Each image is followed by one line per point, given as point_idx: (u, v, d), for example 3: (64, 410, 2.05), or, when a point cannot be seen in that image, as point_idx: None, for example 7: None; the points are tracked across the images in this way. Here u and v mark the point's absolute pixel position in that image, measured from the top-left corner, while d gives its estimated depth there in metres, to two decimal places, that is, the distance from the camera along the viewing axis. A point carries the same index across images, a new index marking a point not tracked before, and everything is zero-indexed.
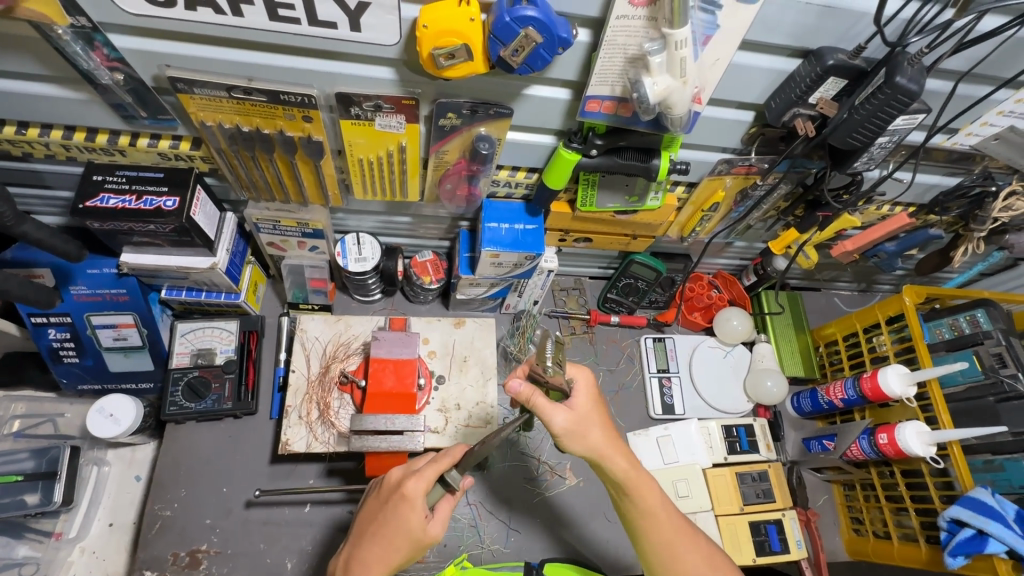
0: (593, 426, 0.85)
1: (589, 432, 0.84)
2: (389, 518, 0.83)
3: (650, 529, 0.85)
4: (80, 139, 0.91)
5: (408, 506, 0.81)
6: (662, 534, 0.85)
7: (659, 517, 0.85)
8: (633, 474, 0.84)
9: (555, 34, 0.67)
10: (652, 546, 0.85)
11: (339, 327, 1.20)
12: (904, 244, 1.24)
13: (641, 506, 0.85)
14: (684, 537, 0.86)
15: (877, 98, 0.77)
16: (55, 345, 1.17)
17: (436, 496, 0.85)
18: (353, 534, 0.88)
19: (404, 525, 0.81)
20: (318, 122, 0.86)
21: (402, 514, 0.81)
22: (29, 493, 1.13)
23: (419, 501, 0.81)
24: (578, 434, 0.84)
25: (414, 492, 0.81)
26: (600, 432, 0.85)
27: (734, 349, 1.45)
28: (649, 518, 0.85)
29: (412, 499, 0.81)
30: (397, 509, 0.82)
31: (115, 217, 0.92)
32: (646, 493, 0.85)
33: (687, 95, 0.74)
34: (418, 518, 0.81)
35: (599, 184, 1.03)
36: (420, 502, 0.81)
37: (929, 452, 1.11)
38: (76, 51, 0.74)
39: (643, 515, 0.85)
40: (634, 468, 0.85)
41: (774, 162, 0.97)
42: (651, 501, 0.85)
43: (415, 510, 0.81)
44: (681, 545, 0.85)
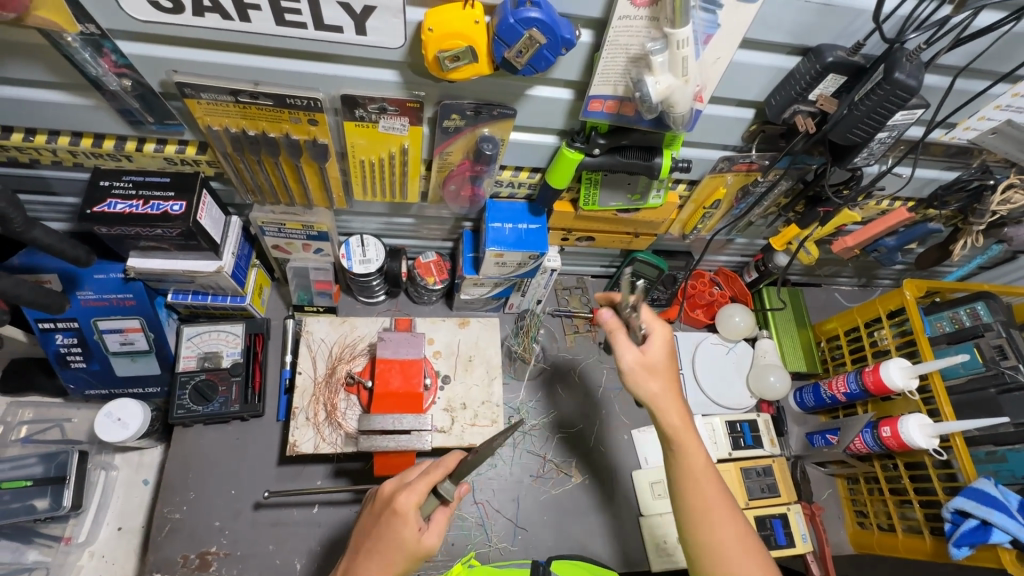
0: (661, 370, 0.88)
1: (657, 374, 0.88)
2: (383, 533, 0.83)
3: (694, 491, 0.86)
4: (87, 146, 0.92)
5: (401, 520, 0.82)
6: (705, 495, 0.86)
7: (706, 478, 0.86)
8: (682, 429, 0.87)
9: (559, 35, 0.68)
10: (693, 503, 0.86)
11: (344, 329, 1.21)
12: (904, 238, 1.25)
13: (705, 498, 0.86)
14: (725, 506, 0.86)
15: (876, 94, 0.78)
16: (62, 351, 1.18)
17: (431, 506, 0.86)
18: (350, 551, 0.89)
19: (398, 539, 0.82)
20: (324, 125, 0.87)
21: (394, 530, 0.82)
22: (39, 498, 1.14)
23: (412, 514, 0.82)
24: (646, 373, 0.88)
25: (407, 506, 0.82)
26: (664, 385, 0.88)
27: (737, 345, 1.46)
28: (697, 478, 0.86)
29: (404, 513, 0.82)
30: (392, 525, 0.83)
31: (123, 222, 0.93)
32: (694, 453, 0.87)
33: (689, 94, 0.75)
34: (413, 530, 0.82)
35: (601, 183, 1.04)
36: (413, 516, 0.82)
37: (932, 444, 1.12)
38: (85, 58, 0.75)
39: (690, 476, 0.87)
40: (687, 424, 0.88)
41: (774, 159, 0.98)
42: (700, 461, 0.87)
43: (409, 524, 0.82)
44: (723, 512, 0.85)
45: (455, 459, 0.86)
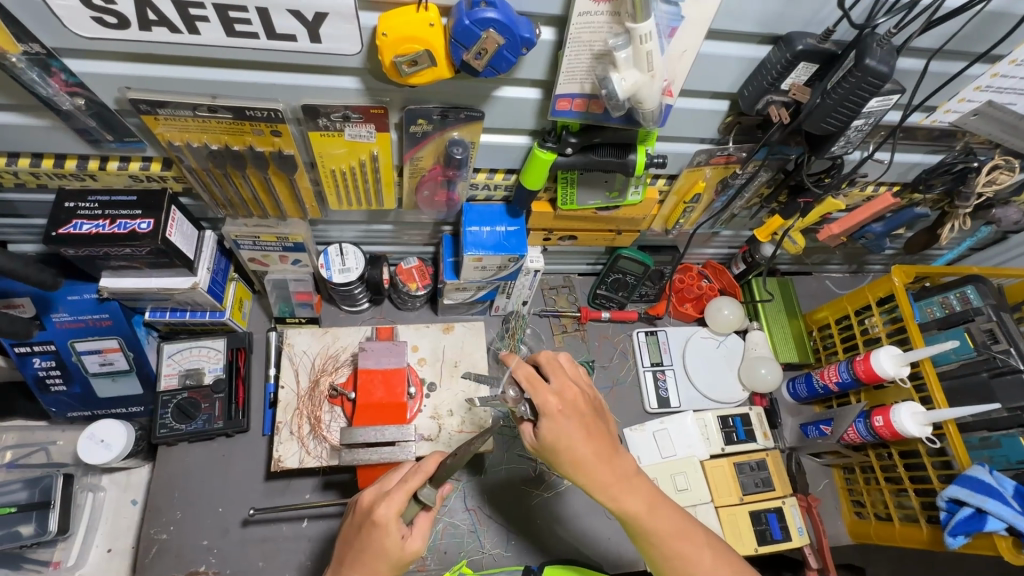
0: (568, 442, 0.81)
1: (565, 452, 0.82)
2: (364, 545, 0.81)
3: (653, 547, 0.85)
4: (48, 166, 0.90)
5: (382, 530, 0.80)
6: (667, 549, 0.84)
7: (659, 530, 0.84)
8: (610, 494, 0.83)
9: (517, 35, 0.66)
10: (660, 556, 0.85)
11: (326, 339, 1.19)
12: (891, 224, 1.22)
13: (666, 549, 0.84)
14: (690, 545, 0.84)
15: (848, 82, 0.76)
16: (41, 374, 1.16)
17: (412, 512, 0.83)
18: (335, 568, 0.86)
19: (380, 551, 0.80)
20: (287, 136, 0.85)
21: (377, 540, 0.80)
22: (24, 524, 1.13)
23: (392, 524, 0.80)
24: (557, 455, 0.82)
25: (386, 517, 0.80)
26: (591, 453, 0.82)
27: (727, 338, 1.44)
28: (648, 536, 0.84)
29: (384, 524, 0.80)
30: (372, 538, 0.81)
31: (90, 243, 0.91)
32: (632, 510, 0.83)
33: (656, 89, 0.73)
34: (395, 540, 0.80)
35: (578, 182, 1.02)
36: (392, 525, 0.80)
37: (925, 432, 1.11)
38: (33, 79, 0.73)
39: (644, 535, 0.85)
40: (614, 485, 0.83)
41: (752, 151, 0.96)
42: (643, 521, 0.84)
43: (390, 533, 0.80)
44: (691, 554, 0.84)
45: (433, 464, 0.84)
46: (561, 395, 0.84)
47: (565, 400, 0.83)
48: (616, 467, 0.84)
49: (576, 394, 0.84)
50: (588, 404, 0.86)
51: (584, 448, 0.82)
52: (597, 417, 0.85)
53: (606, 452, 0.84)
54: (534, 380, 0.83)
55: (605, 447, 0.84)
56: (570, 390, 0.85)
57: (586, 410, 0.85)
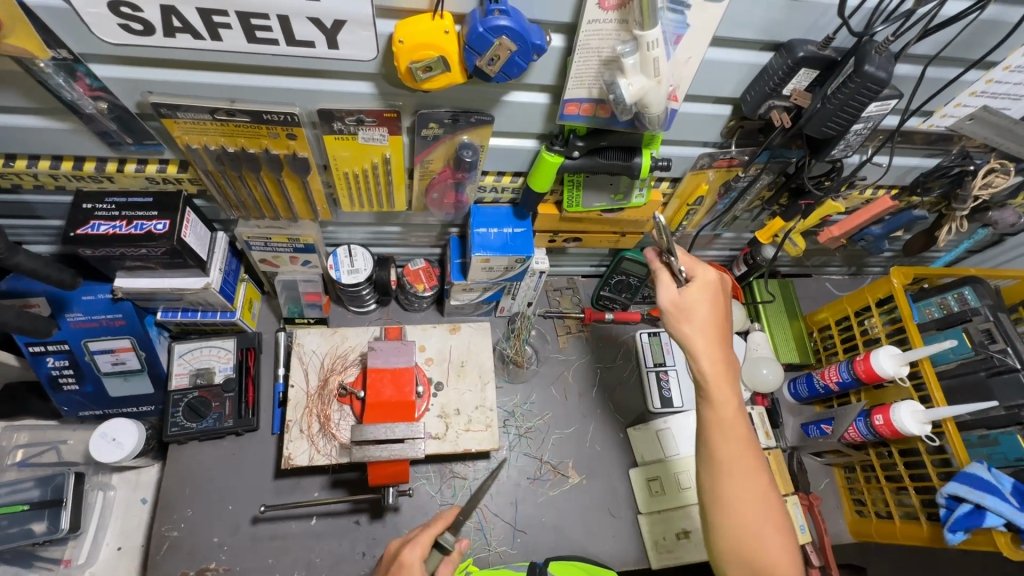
0: (704, 311, 0.88)
1: (700, 318, 0.88)
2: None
3: (722, 445, 0.85)
4: (67, 168, 0.92)
5: (404, 573, 0.82)
6: (729, 449, 0.85)
7: (737, 434, 0.85)
8: (716, 375, 0.86)
9: (529, 42, 0.68)
10: (721, 455, 0.85)
11: (335, 339, 1.21)
12: (889, 226, 1.25)
13: (734, 445, 0.85)
14: (751, 462, 0.85)
15: (847, 88, 0.79)
16: (54, 373, 1.18)
17: (435, 560, 0.85)
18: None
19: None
20: (302, 139, 0.87)
21: None
22: (36, 522, 1.14)
23: (417, 566, 0.83)
24: (692, 316, 0.88)
25: (412, 558, 0.83)
26: (719, 336, 0.87)
27: (729, 339, 1.46)
28: (726, 433, 0.85)
29: (407, 566, 0.82)
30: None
31: (107, 243, 0.93)
32: (723, 400, 0.86)
33: (662, 94, 0.75)
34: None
35: (584, 185, 1.04)
36: (415, 567, 0.82)
37: (925, 431, 1.13)
38: (59, 83, 0.75)
39: (721, 429, 0.86)
40: (724, 368, 0.87)
41: (754, 154, 0.98)
42: (728, 414, 0.86)
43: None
44: (744, 470, 0.84)
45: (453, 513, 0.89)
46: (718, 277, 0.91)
47: (720, 279, 0.90)
48: (727, 359, 0.88)
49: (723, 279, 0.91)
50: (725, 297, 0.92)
51: (705, 318, 0.88)
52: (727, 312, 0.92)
53: (724, 336, 0.89)
54: (693, 259, 0.91)
55: (727, 339, 0.89)
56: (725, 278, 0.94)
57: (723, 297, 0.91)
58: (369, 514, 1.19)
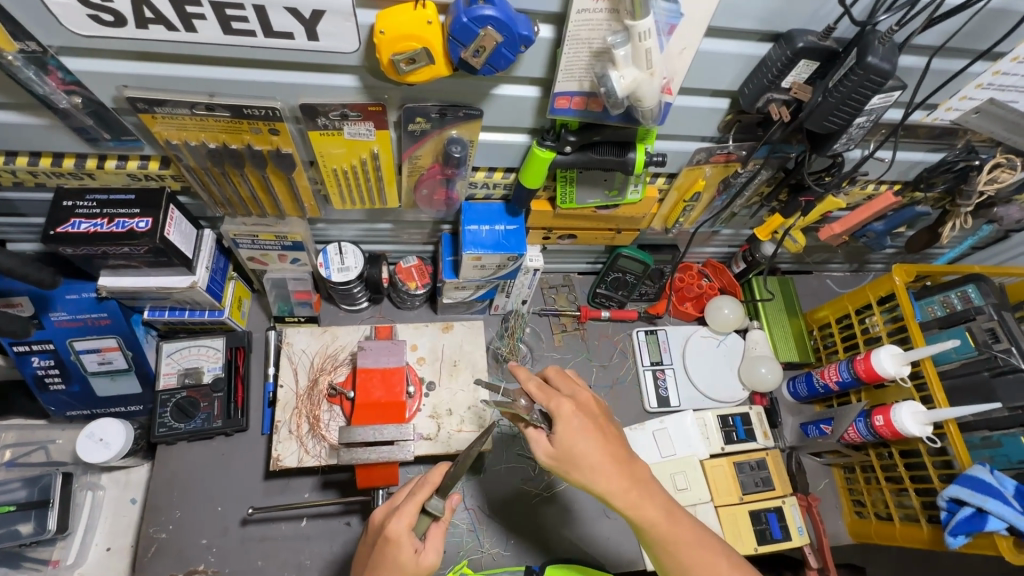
0: (584, 446, 0.82)
1: (583, 460, 0.82)
2: (379, 563, 0.80)
3: (668, 552, 0.85)
4: (46, 165, 0.90)
5: (394, 545, 0.79)
6: (681, 555, 0.84)
7: (676, 537, 0.84)
8: (629, 500, 0.83)
9: (515, 32, 0.66)
10: (672, 562, 0.84)
11: (325, 338, 1.19)
12: (892, 222, 1.22)
13: (685, 556, 0.84)
14: (707, 551, 0.84)
15: (848, 80, 0.76)
16: (40, 373, 1.16)
17: (425, 525, 0.84)
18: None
19: (395, 567, 0.79)
20: (286, 134, 0.85)
21: (391, 556, 0.79)
22: (23, 523, 1.12)
23: (404, 538, 0.79)
24: (573, 460, 0.82)
25: (398, 530, 0.79)
26: (613, 462, 0.83)
27: (727, 337, 1.44)
28: (665, 542, 0.84)
29: (397, 539, 0.79)
30: (385, 554, 0.80)
31: (88, 241, 0.90)
32: (650, 515, 0.83)
33: (656, 87, 0.72)
34: (407, 554, 0.79)
35: (578, 181, 1.02)
36: (405, 539, 0.79)
37: (925, 432, 1.10)
38: (30, 77, 0.72)
39: (660, 541, 0.84)
40: (632, 491, 0.83)
41: (753, 149, 0.96)
42: (662, 527, 0.84)
43: (403, 547, 0.79)
44: (706, 562, 0.84)
45: (440, 474, 0.85)
46: (574, 400, 0.85)
47: (578, 403, 0.85)
48: (631, 473, 0.84)
49: (588, 398, 0.88)
50: (599, 408, 0.88)
51: (595, 449, 0.82)
52: (608, 421, 0.88)
53: (621, 457, 0.84)
54: (546, 389, 0.86)
55: (619, 452, 0.85)
56: (582, 395, 0.89)
57: (594, 418, 0.85)
58: (360, 515, 1.18)
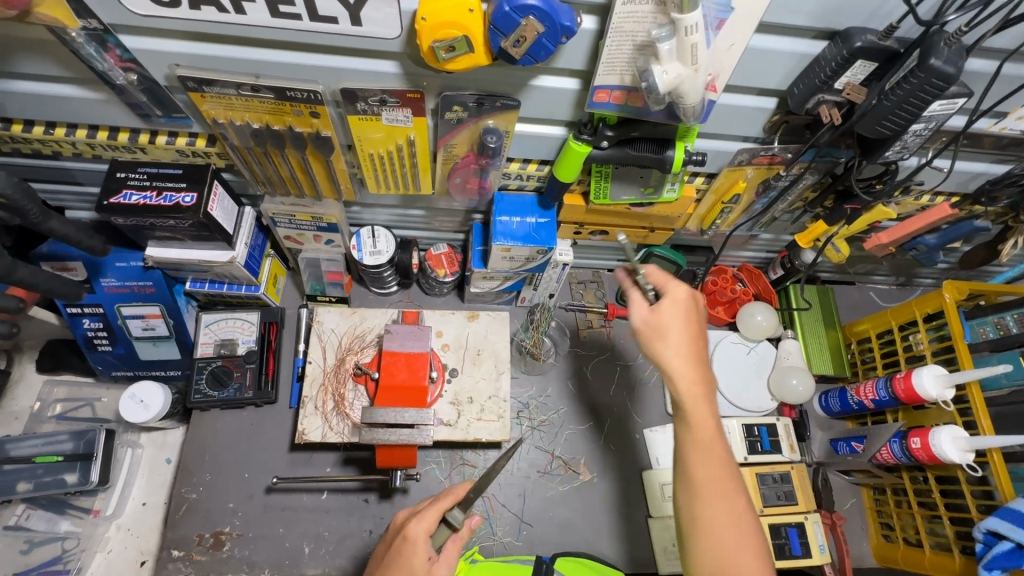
0: (676, 328, 0.84)
1: (670, 336, 0.83)
2: (391, 563, 0.81)
3: (692, 452, 0.79)
4: (103, 138, 0.95)
5: (411, 549, 0.80)
6: (707, 460, 0.78)
7: (710, 444, 0.79)
8: (692, 389, 0.81)
9: (557, 22, 0.65)
10: (692, 464, 0.78)
11: (354, 320, 1.22)
12: (945, 236, 1.16)
13: (708, 465, 0.78)
14: (730, 484, 0.77)
15: (908, 83, 0.71)
16: (90, 334, 1.23)
17: (443, 537, 0.84)
18: (376, 562, 0.87)
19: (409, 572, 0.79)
20: (325, 117, 0.86)
21: (404, 560, 0.80)
22: (69, 473, 1.21)
23: (421, 542, 0.81)
24: (658, 336, 0.84)
25: (417, 533, 0.81)
26: (690, 351, 0.83)
27: (758, 345, 1.40)
28: (696, 440, 0.79)
29: (414, 540, 0.81)
30: (399, 560, 0.80)
31: (137, 213, 0.95)
32: (698, 420, 0.79)
33: (699, 84, 0.70)
34: (420, 564, 0.79)
35: (613, 176, 0.99)
36: (422, 548, 0.80)
37: (966, 459, 1.05)
38: (91, 53, 0.76)
39: (690, 435, 0.79)
40: (698, 386, 0.81)
41: (799, 152, 0.92)
42: (704, 428, 0.79)
43: (417, 553, 0.80)
44: (729, 489, 0.77)
45: (462, 489, 0.85)
46: (691, 291, 0.88)
47: (692, 296, 0.87)
48: (702, 373, 0.82)
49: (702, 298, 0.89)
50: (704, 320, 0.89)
51: (683, 338, 0.83)
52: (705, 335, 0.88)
53: (702, 361, 0.83)
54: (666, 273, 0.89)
55: (705, 359, 0.84)
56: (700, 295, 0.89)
57: (697, 319, 0.86)
58: (377, 493, 1.21)
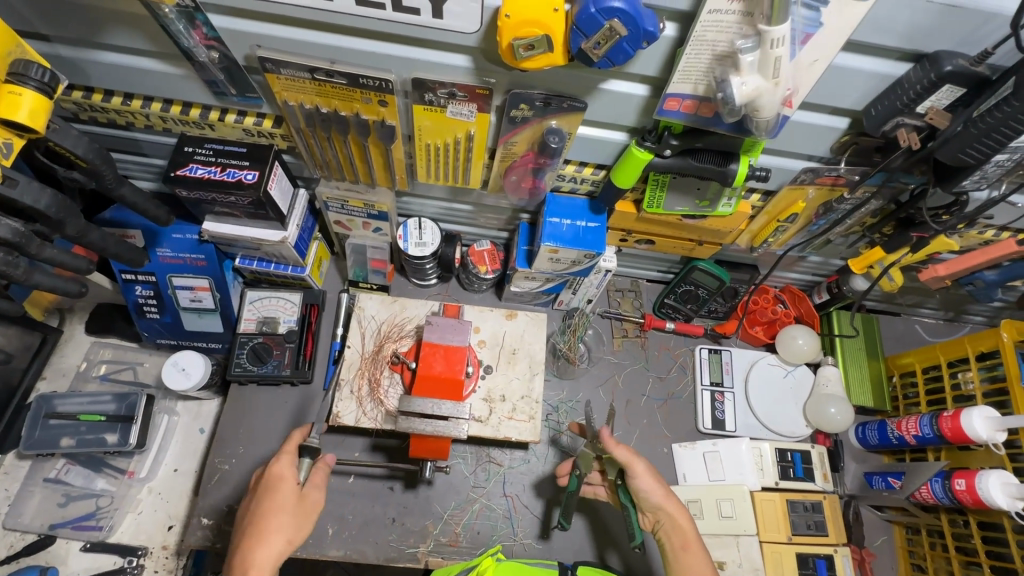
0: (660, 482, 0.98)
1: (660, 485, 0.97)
2: (264, 505, 0.89)
3: None
4: (176, 112, 0.98)
5: (279, 483, 0.91)
6: None
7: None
8: (686, 537, 0.94)
9: (641, 27, 0.64)
10: None
11: (394, 308, 1.23)
12: (1007, 273, 1.11)
13: None
14: None
15: (1000, 111, 0.69)
16: (140, 301, 1.27)
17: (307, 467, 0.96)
18: (242, 511, 0.94)
19: (279, 504, 0.89)
20: (393, 107, 0.88)
21: (277, 495, 0.90)
22: (110, 433, 1.25)
23: (286, 474, 0.92)
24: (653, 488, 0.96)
25: (283, 470, 0.92)
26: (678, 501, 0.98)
27: (796, 369, 1.36)
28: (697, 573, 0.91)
29: (279, 476, 0.92)
30: (266, 497, 0.90)
31: (201, 186, 0.98)
32: (695, 555, 0.93)
33: (778, 98, 0.69)
34: (288, 493, 0.90)
35: (669, 186, 0.98)
36: (288, 477, 0.92)
37: (1015, 506, 1.00)
38: (179, 30, 0.79)
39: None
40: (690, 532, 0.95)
41: (866, 174, 0.90)
42: (703, 565, 0.92)
43: (286, 482, 0.91)
44: None
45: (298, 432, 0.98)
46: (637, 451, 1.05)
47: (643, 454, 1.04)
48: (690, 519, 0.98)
49: None
50: None
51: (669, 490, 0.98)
52: None
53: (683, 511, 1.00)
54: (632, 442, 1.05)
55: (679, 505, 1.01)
56: None
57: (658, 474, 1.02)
58: (403, 482, 1.22)
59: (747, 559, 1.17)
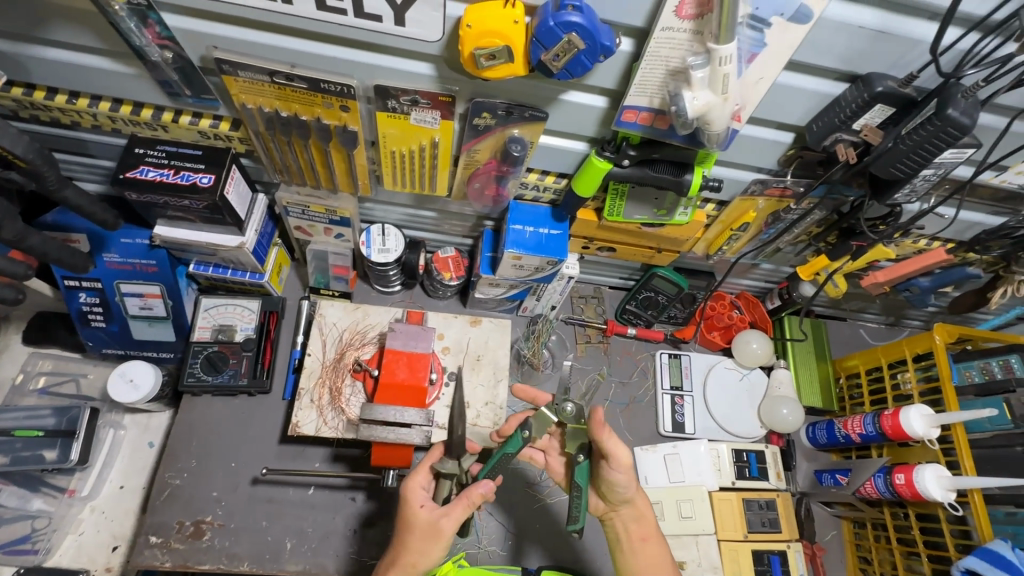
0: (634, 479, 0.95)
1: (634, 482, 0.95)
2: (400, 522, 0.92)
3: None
4: (126, 112, 0.94)
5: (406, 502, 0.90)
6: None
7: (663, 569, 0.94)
8: (645, 530, 0.97)
9: (598, 41, 0.67)
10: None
11: (357, 315, 1.20)
12: (939, 280, 1.19)
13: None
14: None
15: (925, 129, 0.75)
16: (84, 309, 1.21)
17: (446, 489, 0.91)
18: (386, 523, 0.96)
19: (409, 525, 0.88)
20: (355, 112, 0.87)
21: (417, 519, 0.89)
22: (48, 449, 1.17)
23: (413, 493, 0.90)
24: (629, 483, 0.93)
25: (413, 488, 0.91)
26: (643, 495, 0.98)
27: (751, 372, 1.41)
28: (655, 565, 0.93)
29: (408, 494, 0.90)
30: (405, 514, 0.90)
31: (152, 189, 0.94)
32: (655, 548, 0.95)
33: (727, 113, 0.72)
34: (418, 517, 0.88)
35: (628, 195, 1.01)
36: (418, 499, 0.90)
37: (947, 497, 1.08)
38: (130, 28, 0.76)
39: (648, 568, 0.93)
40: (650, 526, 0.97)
41: (810, 186, 0.95)
42: (661, 557, 0.95)
43: (412, 500, 0.90)
44: None
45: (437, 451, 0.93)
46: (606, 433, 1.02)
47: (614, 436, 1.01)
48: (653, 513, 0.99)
49: None
50: None
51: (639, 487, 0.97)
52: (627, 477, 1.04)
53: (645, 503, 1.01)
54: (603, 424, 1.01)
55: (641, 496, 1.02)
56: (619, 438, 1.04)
57: None
58: (365, 492, 1.20)
59: (706, 558, 1.21)
